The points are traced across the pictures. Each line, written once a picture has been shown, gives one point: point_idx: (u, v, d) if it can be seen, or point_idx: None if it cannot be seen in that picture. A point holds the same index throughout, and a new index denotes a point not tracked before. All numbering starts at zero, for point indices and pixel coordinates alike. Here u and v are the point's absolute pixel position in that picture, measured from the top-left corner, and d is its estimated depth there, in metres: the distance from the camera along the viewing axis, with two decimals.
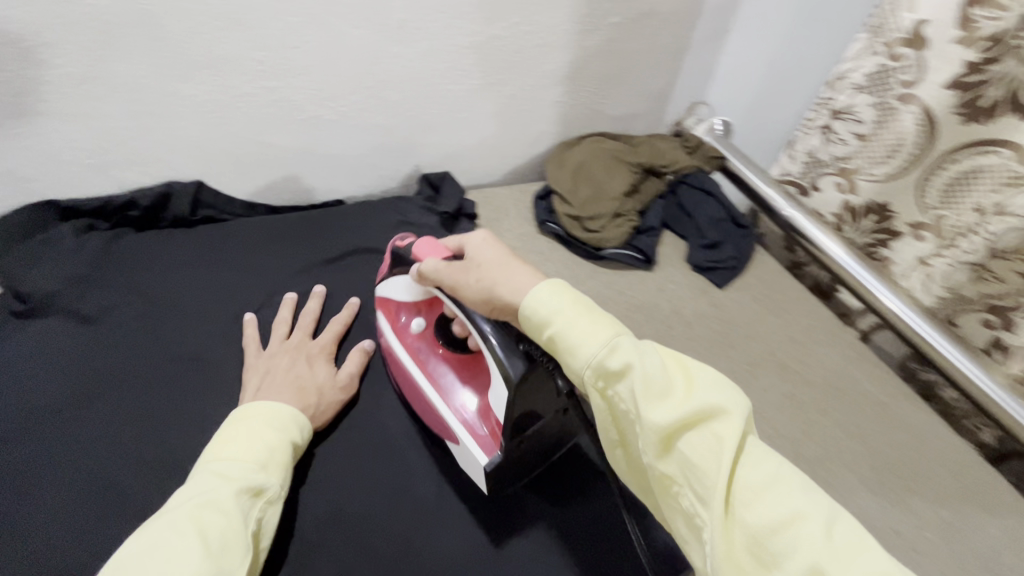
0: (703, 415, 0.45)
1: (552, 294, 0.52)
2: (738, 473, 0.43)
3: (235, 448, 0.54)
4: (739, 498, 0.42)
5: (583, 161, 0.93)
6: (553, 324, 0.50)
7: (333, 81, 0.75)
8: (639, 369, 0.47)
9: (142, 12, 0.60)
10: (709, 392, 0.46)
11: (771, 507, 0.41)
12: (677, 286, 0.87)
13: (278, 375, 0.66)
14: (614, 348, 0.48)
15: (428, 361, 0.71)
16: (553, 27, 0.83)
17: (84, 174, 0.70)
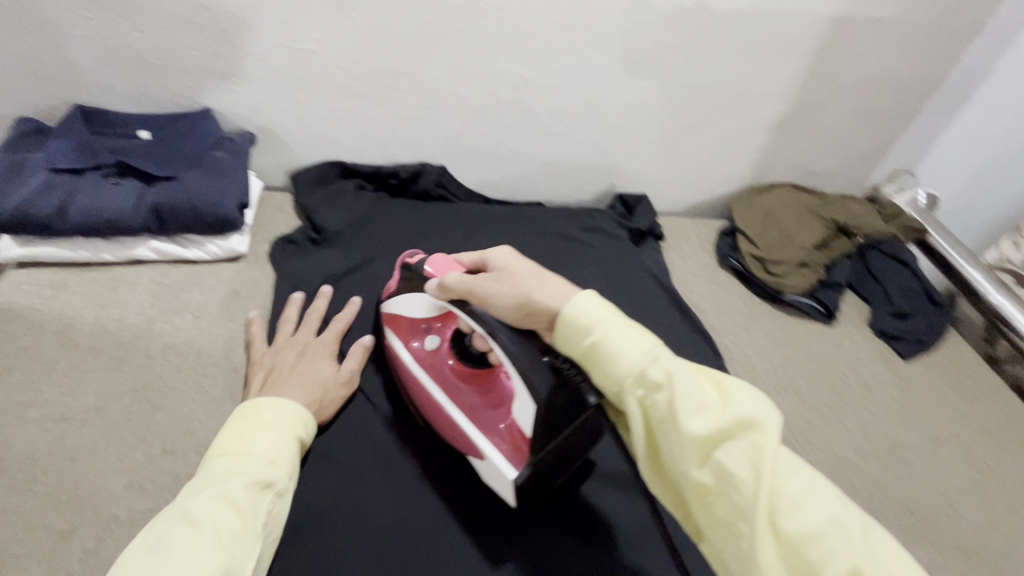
0: (746, 429, 0.46)
1: (596, 304, 0.50)
2: (777, 485, 0.44)
3: (246, 442, 0.52)
4: (782, 511, 0.44)
5: (774, 208, 0.95)
6: (597, 330, 0.49)
7: (572, 100, 0.86)
8: (682, 385, 0.47)
9: (456, 29, 0.75)
10: (743, 405, 0.47)
11: (817, 515, 0.44)
12: (856, 346, 0.85)
13: (286, 371, 0.63)
14: (656, 359, 0.49)
15: (442, 378, 0.64)
16: (778, 78, 0.88)
17: (368, 145, 0.88)
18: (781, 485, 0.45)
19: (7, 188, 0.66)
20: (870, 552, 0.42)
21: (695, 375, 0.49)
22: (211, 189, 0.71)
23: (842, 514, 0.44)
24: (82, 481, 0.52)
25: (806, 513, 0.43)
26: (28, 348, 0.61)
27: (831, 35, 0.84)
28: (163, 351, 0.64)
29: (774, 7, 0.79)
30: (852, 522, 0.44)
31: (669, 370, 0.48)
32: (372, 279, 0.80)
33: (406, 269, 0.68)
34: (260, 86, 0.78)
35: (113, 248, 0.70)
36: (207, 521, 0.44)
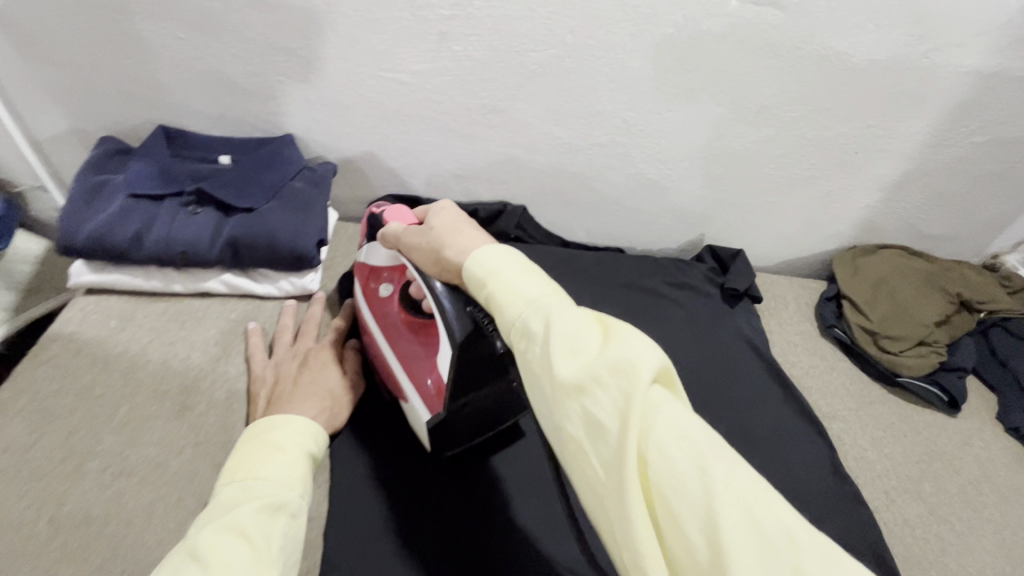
0: (623, 374, 0.33)
1: (497, 256, 0.40)
2: (647, 434, 0.32)
3: (242, 469, 0.43)
4: (649, 461, 0.32)
5: (887, 273, 0.85)
6: (489, 282, 0.39)
7: (673, 146, 0.79)
8: (558, 326, 0.36)
9: (560, 66, 0.69)
10: (627, 344, 0.34)
11: (686, 465, 0.31)
12: (986, 444, 0.74)
13: (290, 384, 0.57)
14: (540, 303, 0.37)
15: (389, 326, 0.62)
16: (906, 135, 0.79)
17: (449, 181, 0.83)
18: (653, 433, 0.32)
19: (86, 213, 0.63)
20: (756, 512, 0.30)
21: (575, 309, 0.37)
22: (290, 223, 0.67)
23: (725, 463, 0.32)
24: (136, 552, 0.47)
25: (679, 466, 0.31)
26: (91, 386, 0.57)
27: (979, 91, 0.74)
28: (228, 398, 0.59)
29: (918, 57, 0.70)
30: (738, 474, 0.31)
31: (544, 308, 0.36)
32: None
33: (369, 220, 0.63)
34: (345, 114, 0.74)
35: (184, 279, 0.66)
36: (213, 555, 0.35)
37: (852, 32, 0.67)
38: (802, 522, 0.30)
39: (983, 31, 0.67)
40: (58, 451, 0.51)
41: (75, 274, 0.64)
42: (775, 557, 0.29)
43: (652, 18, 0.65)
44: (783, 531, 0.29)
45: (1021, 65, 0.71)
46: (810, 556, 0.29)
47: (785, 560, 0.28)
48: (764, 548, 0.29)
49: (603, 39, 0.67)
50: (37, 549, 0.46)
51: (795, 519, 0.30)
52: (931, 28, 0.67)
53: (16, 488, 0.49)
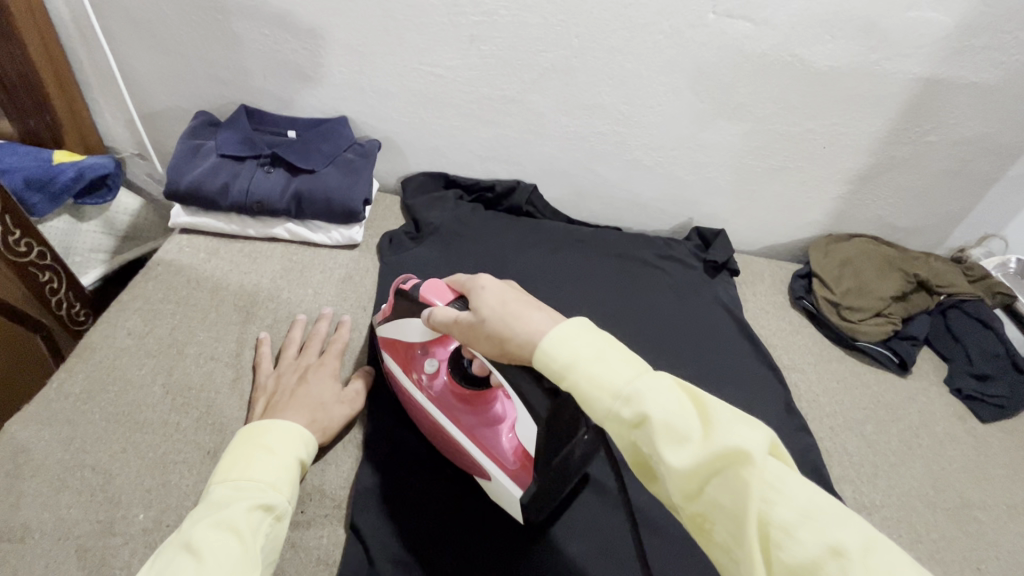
0: (733, 459, 0.38)
1: (575, 343, 0.44)
2: (768, 514, 0.37)
3: (236, 472, 0.49)
4: (776, 540, 0.36)
5: (853, 255, 0.94)
6: (576, 377, 0.43)
7: (663, 136, 0.93)
8: (656, 413, 0.40)
9: (568, 64, 0.84)
10: (731, 429, 0.38)
11: (811, 541, 0.35)
12: (930, 401, 0.86)
13: (287, 395, 0.61)
14: (634, 395, 0.41)
15: (445, 404, 0.63)
16: (866, 132, 0.91)
17: (472, 161, 0.98)
18: (772, 511, 0.37)
19: (186, 167, 0.79)
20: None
21: (672, 392, 0.41)
22: (343, 184, 0.82)
23: (848, 533, 0.36)
24: (225, 411, 0.62)
25: (804, 543, 0.35)
26: (187, 298, 0.72)
27: (927, 95, 0.86)
28: (290, 316, 0.74)
29: (872, 64, 0.83)
30: (862, 545, 0.35)
31: (641, 397, 0.40)
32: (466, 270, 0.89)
33: (400, 295, 0.63)
34: (390, 101, 0.90)
35: (257, 225, 0.82)
36: (207, 550, 0.41)
37: (812, 42, 0.81)
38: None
39: (926, 44, 0.80)
40: (165, 339, 0.67)
41: (175, 215, 0.80)
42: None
43: (643, 26, 0.80)
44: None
45: (961, 74, 0.83)
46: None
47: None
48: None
49: (603, 43, 0.82)
50: (154, 403, 0.61)
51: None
52: (880, 39, 0.80)
53: (136, 360, 0.64)
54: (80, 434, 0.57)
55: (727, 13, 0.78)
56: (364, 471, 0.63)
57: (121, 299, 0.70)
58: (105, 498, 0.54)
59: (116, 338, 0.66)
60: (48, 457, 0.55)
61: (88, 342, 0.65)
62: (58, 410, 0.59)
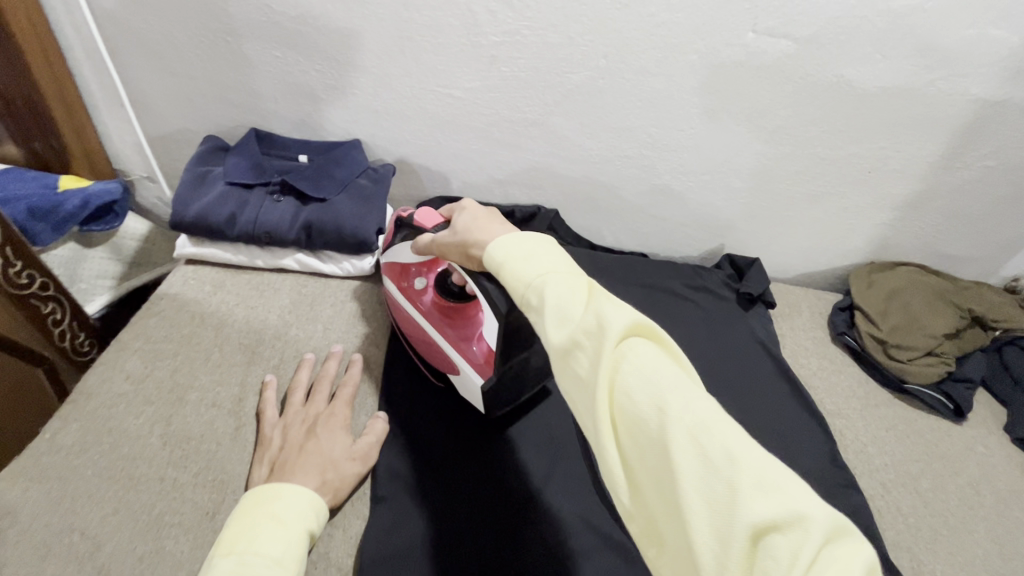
0: (599, 331, 0.38)
1: (511, 241, 0.46)
2: (617, 380, 0.37)
3: (240, 544, 0.45)
4: (620, 404, 0.37)
5: (902, 288, 0.87)
6: (501, 269, 0.45)
7: (695, 160, 0.87)
8: (552, 297, 0.41)
9: (595, 86, 0.79)
10: (606, 305, 0.39)
11: (646, 405, 0.36)
12: (990, 452, 0.79)
13: (295, 451, 0.57)
14: (542, 281, 0.43)
15: (426, 311, 0.68)
16: (917, 157, 0.85)
17: (490, 185, 0.93)
18: (621, 379, 0.37)
19: (192, 196, 0.76)
20: (706, 443, 0.33)
21: (570, 277, 0.42)
22: (355, 212, 0.78)
23: (687, 401, 0.35)
24: (225, 466, 0.58)
25: (642, 407, 0.36)
26: (190, 336, 0.69)
27: (986, 117, 0.79)
28: (297, 355, 0.70)
29: (925, 85, 0.76)
30: (697, 409, 0.35)
31: (543, 283, 0.42)
32: None
33: (399, 224, 0.69)
34: (405, 124, 0.86)
35: (265, 255, 0.78)
36: None
37: (861, 61, 0.74)
38: (748, 442, 0.34)
39: (987, 63, 0.73)
40: (165, 383, 0.63)
41: (180, 246, 0.77)
42: (714, 474, 0.32)
43: (676, 46, 0.74)
44: (725, 455, 0.33)
45: None
46: (747, 476, 0.32)
47: (722, 476, 0.32)
48: (703, 466, 0.33)
49: (632, 64, 0.76)
50: (152, 455, 0.57)
51: (743, 441, 0.34)
52: (936, 59, 0.73)
53: (134, 408, 0.60)
54: (71, 493, 0.54)
55: (768, 32, 0.72)
56: (371, 540, 0.57)
57: (122, 339, 0.67)
58: (94, 569, 0.50)
59: (114, 382, 0.62)
60: (38, 519, 0.52)
61: (85, 387, 0.61)
62: (49, 465, 0.55)
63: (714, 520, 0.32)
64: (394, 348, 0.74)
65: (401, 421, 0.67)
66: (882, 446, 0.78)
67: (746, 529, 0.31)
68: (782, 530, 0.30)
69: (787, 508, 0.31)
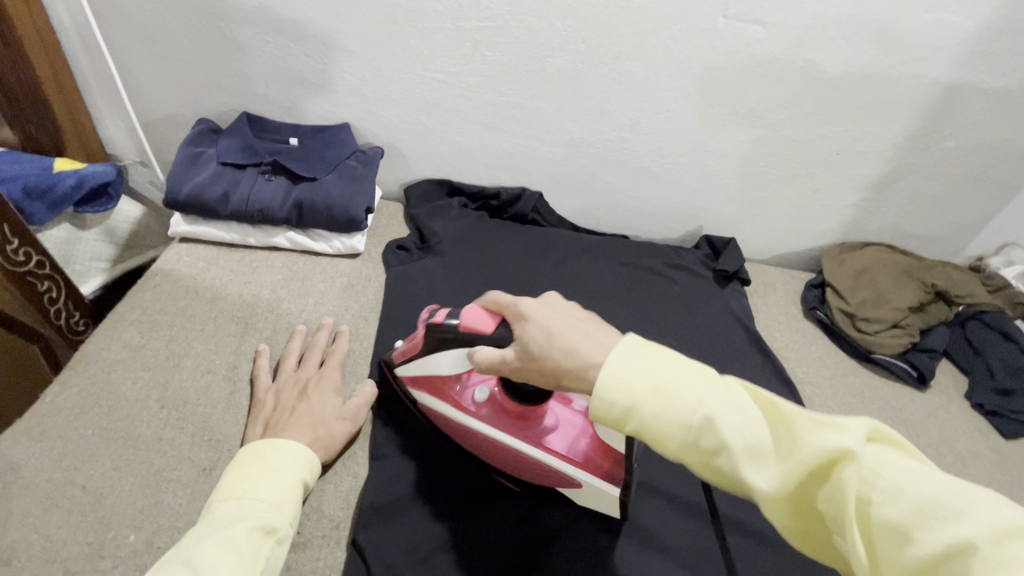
0: (819, 464, 0.38)
1: (638, 376, 0.44)
2: (872, 512, 0.36)
3: (238, 489, 0.48)
4: (883, 536, 0.36)
5: (870, 265, 0.91)
6: (643, 412, 0.43)
7: (672, 143, 0.91)
8: (733, 438, 0.40)
9: (575, 70, 0.82)
10: (809, 433, 0.39)
11: (926, 536, 0.34)
12: (951, 416, 0.84)
13: (287, 413, 0.59)
14: (712, 423, 0.41)
15: (504, 426, 0.60)
16: (882, 138, 0.89)
17: (476, 168, 0.96)
18: (878, 510, 0.36)
19: (186, 176, 0.78)
20: (1019, 569, 0.31)
21: (740, 406, 0.42)
22: (345, 192, 0.81)
23: (975, 517, 0.33)
24: (221, 427, 0.60)
25: (923, 540, 0.34)
26: (185, 308, 0.71)
27: (945, 100, 0.83)
28: (289, 327, 0.72)
29: (888, 68, 0.80)
30: (989, 524, 0.33)
31: (716, 426, 0.41)
32: (474, 276, 0.88)
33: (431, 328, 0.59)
34: (393, 107, 0.89)
35: (257, 234, 0.81)
36: (208, 565, 0.39)
37: (827, 45, 0.78)
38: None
39: (945, 47, 0.78)
40: (161, 351, 0.66)
41: (174, 224, 0.79)
42: None
43: (651, 30, 0.78)
44: None
45: (982, 78, 0.81)
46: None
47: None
48: None
49: (610, 47, 0.80)
50: (150, 417, 0.59)
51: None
52: (896, 43, 0.78)
53: (131, 374, 0.63)
54: (72, 451, 0.56)
55: (738, 16, 0.76)
56: (374, 486, 0.62)
57: (118, 310, 0.69)
58: (96, 519, 0.52)
59: (112, 350, 0.64)
60: (40, 475, 0.54)
61: (83, 355, 0.64)
62: (50, 426, 0.57)
63: None
64: (384, 321, 0.77)
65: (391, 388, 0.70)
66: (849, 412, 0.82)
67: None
68: None
69: None
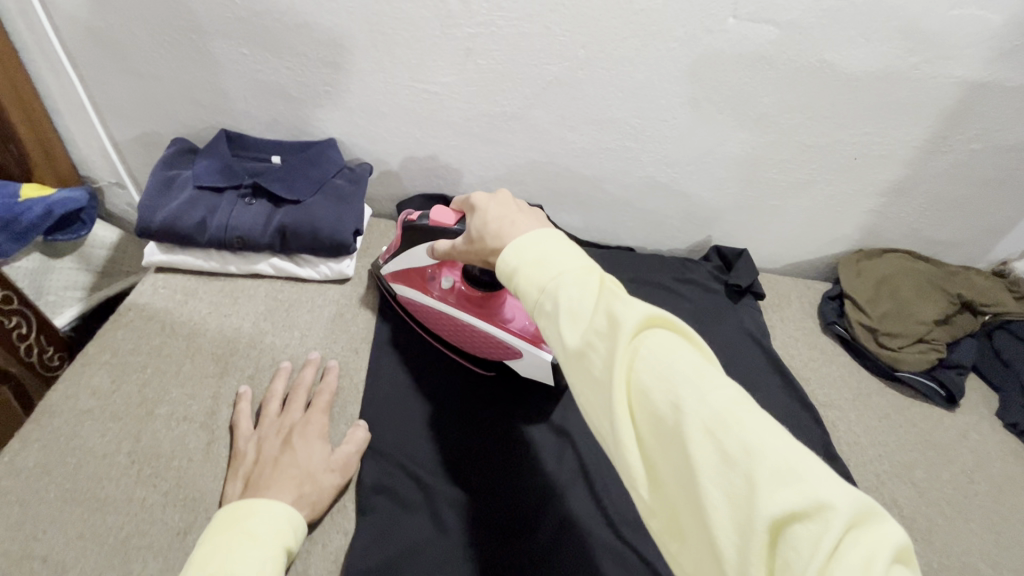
0: (612, 329, 0.37)
1: (523, 246, 0.45)
2: (634, 376, 0.36)
3: (212, 564, 0.42)
4: (638, 400, 0.36)
5: (891, 276, 0.86)
6: (519, 273, 0.44)
7: (679, 151, 0.85)
8: (566, 300, 0.40)
9: (574, 77, 0.77)
10: (618, 302, 0.39)
11: (661, 398, 0.34)
12: (983, 437, 0.79)
13: (270, 465, 0.54)
14: (558, 287, 0.41)
15: (461, 307, 0.67)
16: (903, 142, 0.83)
17: (472, 182, 0.91)
18: (638, 376, 0.36)
19: (160, 201, 0.73)
20: (722, 432, 0.32)
21: (581, 278, 0.41)
22: (331, 214, 0.75)
23: (709, 391, 0.34)
24: (197, 482, 0.55)
25: (658, 404, 0.35)
26: (160, 348, 0.66)
27: (971, 100, 0.78)
28: (274, 363, 0.67)
29: (910, 68, 0.75)
30: (713, 396, 0.34)
31: (553, 287, 0.41)
32: None
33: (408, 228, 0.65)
34: (382, 120, 0.83)
35: (238, 261, 0.75)
36: None
37: (845, 45, 0.73)
38: (773, 429, 0.33)
39: (972, 44, 0.72)
40: (133, 398, 0.60)
41: (148, 254, 0.74)
42: (731, 468, 0.31)
43: (656, 34, 0.72)
44: (741, 447, 0.31)
45: (1011, 76, 0.75)
46: (766, 465, 0.31)
47: (739, 469, 0.31)
48: (721, 461, 0.32)
49: (612, 53, 0.74)
50: (120, 475, 0.55)
51: (765, 429, 0.32)
52: (919, 41, 0.72)
53: (100, 425, 0.58)
54: (33, 518, 0.51)
55: (749, 16, 0.70)
56: (362, 547, 0.55)
57: (87, 352, 0.64)
58: None
59: (79, 399, 0.59)
60: None
61: (48, 405, 0.59)
62: (10, 489, 0.52)
63: (732, 513, 0.31)
64: (376, 352, 0.72)
65: (384, 428, 0.65)
66: (875, 436, 0.77)
67: (766, 523, 0.29)
68: (802, 521, 0.29)
69: (805, 492, 0.29)
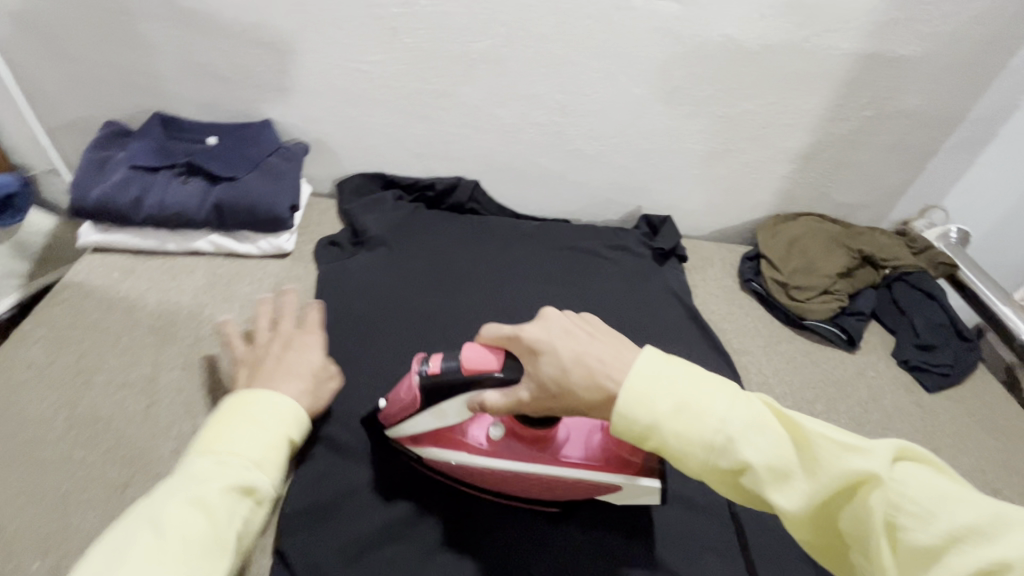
0: (848, 484, 0.41)
1: (654, 402, 0.46)
2: (899, 529, 0.39)
3: (225, 442, 0.48)
4: (913, 554, 0.38)
5: (800, 235, 0.94)
6: (665, 433, 0.45)
7: (602, 124, 0.91)
8: (757, 459, 0.43)
9: (499, 54, 0.81)
10: (830, 455, 0.42)
11: (941, 551, 0.37)
12: (880, 375, 0.88)
13: (272, 368, 0.60)
14: (734, 447, 0.44)
15: (522, 459, 0.59)
16: (804, 111, 0.91)
17: (410, 160, 0.94)
18: (904, 530, 0.39)
19: (93, 180, 0.74)
20: None
21: (764, 430, 0.44)
22: (267, 190, 0.78)
23: (994, 537, 0.36)
24: (135, 441, 0.58)
25: (955, 563, 0.36)
26: (97, 321, 0.68)
27: (860, 70, 0.86)
28: (213, 332, 0.70)
29: (803, 41, 0.82)
30: (1007, 542, 0.35)
31: (739, 446, 0.43)
32: (407, 268, 0.86)
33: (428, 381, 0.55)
34: (316, 101, 0.86)
35: (177, 238, 0.77)
36: (173, 532, 0.42)
37: (743, 20, 0.79)
38: None
39: (856, 19, 0.80)
40: (71, 367, 0.63)
41: (84, 234, 0.75)
42: None
43: (570, 12, 0.77)
44: None
45: (891, 47, 0.84)
46: None
47: None
48: None
49: (531, 31, 0.79)
50: (57, 438, 0.57)
51: None
52: (808, 16, 0.79)
53: (37, 394, 0.60)
54: None
55: None
56: (297, 490, 0.63)
57: (23, 328, 0.66)
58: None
59: (16, 372, 0.62)
60: None
61: None
62: None
63: None
64: None
65: None
66: (783, 378, 0.86)
67: None
68: None
69: None
